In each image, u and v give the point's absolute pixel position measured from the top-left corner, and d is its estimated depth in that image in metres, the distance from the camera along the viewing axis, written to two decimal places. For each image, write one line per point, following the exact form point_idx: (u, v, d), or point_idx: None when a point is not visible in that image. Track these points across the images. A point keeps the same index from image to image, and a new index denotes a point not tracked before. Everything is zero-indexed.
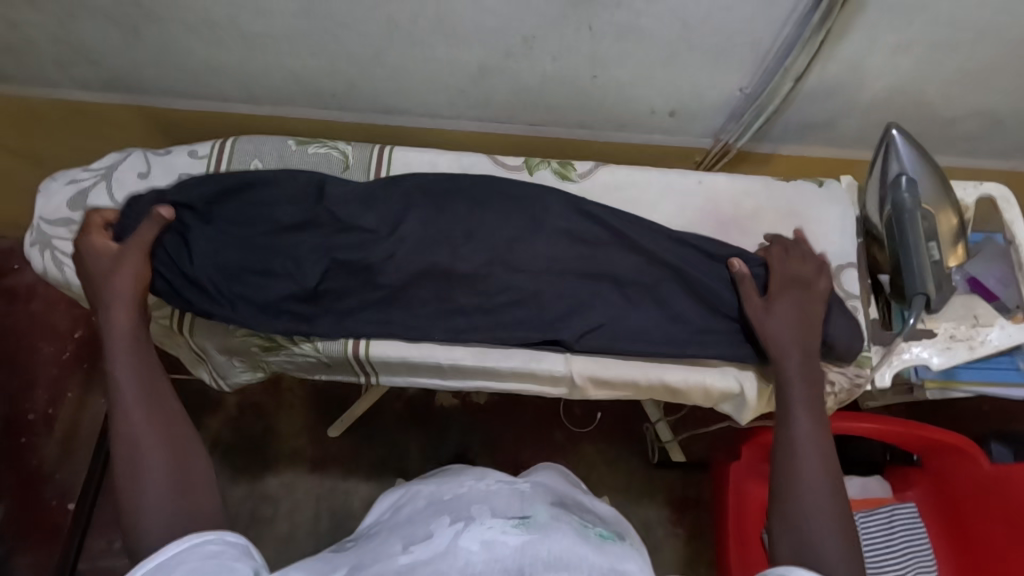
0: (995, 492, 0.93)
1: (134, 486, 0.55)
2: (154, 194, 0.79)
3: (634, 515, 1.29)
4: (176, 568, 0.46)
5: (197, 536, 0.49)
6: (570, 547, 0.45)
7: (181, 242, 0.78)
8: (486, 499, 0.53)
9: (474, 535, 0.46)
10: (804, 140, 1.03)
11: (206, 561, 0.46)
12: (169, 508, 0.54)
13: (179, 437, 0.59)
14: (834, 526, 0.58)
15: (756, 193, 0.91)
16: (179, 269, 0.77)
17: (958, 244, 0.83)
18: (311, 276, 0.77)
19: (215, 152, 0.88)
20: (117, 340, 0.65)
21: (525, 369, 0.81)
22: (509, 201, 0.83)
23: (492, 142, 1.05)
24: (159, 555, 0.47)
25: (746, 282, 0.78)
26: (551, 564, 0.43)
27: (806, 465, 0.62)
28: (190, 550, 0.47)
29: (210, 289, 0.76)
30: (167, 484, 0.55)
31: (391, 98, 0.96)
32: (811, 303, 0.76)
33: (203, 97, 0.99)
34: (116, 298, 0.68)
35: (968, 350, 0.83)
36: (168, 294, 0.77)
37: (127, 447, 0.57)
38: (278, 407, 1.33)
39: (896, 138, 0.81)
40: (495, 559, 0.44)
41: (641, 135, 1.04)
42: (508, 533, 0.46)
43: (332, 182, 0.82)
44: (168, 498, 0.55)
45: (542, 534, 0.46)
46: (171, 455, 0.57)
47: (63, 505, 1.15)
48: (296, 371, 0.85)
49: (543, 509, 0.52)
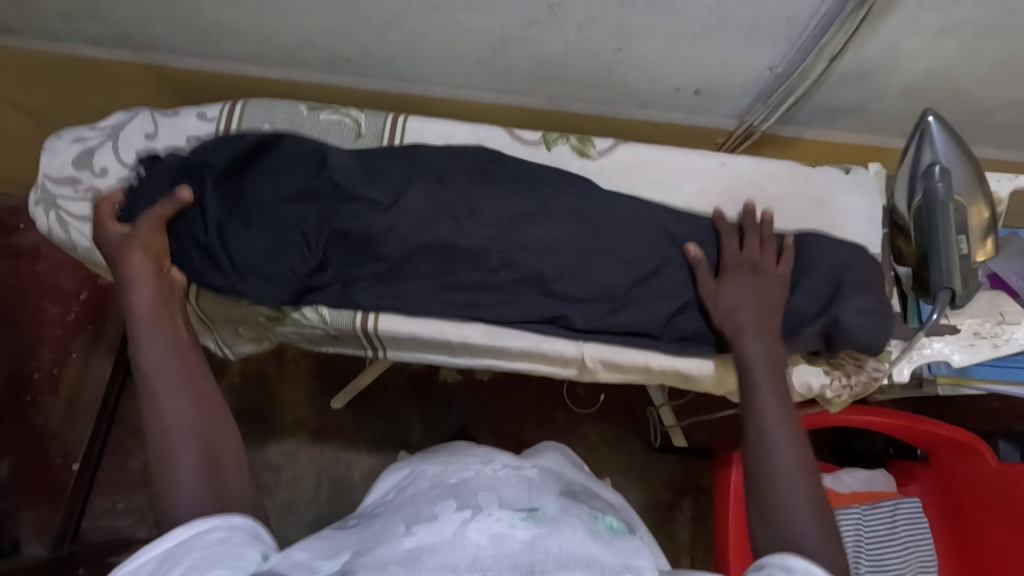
0: (999, 492, 0.91)
1: (164, 474, 0.53)
2: (174, 165, 0.77)
3: (634, 497, 1.29)
4: (183, 559, 0.44)
5: (203, 524, 0.48)
6: (581, 544, 0.44)
7: (199, 211, 0.76)
8: (493, 486, 0.52)
9: (483, 526, 0.45)
10: (831, 124, 1.00)
11: (211, 546, 0.45)
12: (202, 493, 0.52)
13: (207, 416, 0.57)
14: (808, 512, 0.53)
15: (779, 176, 0.88)
16: (195, 235, 0.75)
17: (988, 238, 0.80)
18: (317, 252, 0.76)
19: (224, 114, 0.86)
20: (142, 318, 0.63)
21: (533, 349, 0.79)
22: (526, 179, 0.81)
23: (508, 115, 1.02)
24: (162, 549, 0.46)
25: (700, 269, 0.76)
26: (563, 562, 0.41)
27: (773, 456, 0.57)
28: (194, 537, 0.46)
29: (228, 261, 0.74)
30: (199, 466, 0.53)
31: (407, 66, 0.93)
32: (763, 290, 0.74)
33: (214, 58, 0.96)
34: (141, 271, 0.66)
35: (991, 348, 0.81)
36: (186, 263, 0.74)
37: (156, 429, 0.55)
38: (282, 377, 1.32)
39: (932, 126, 0.78)
40: (504, 554, 0.42)
41: (663, 113, 1.00)
42: (517, 527, 0.45)
43: (334, 152, 0.80)
44: (199, 480, 0.52)
45: (552, 528, 0.45)
46: (201, 429, 0.56)
47: (67, 466, 1.17)
48: (301, 342, 0.84)
49: (551, 500, 0.50)
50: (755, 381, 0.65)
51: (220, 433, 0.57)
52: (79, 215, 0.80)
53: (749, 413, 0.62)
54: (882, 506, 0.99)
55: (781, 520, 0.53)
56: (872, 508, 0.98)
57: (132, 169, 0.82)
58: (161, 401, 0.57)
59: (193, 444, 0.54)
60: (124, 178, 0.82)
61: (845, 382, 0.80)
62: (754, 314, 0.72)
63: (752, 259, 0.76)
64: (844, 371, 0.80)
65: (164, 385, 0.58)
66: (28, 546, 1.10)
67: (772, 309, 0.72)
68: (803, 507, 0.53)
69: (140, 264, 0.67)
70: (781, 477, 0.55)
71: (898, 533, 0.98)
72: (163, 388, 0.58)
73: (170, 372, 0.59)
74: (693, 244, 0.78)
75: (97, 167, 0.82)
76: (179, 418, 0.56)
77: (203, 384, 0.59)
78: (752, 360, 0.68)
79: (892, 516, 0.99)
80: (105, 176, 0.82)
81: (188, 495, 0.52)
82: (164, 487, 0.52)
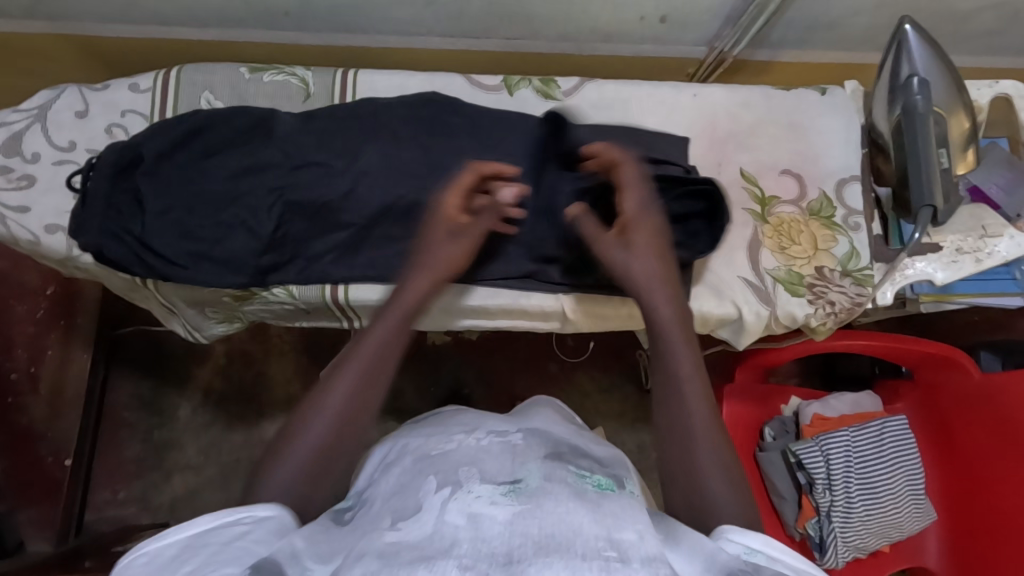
0: (982, 403, 0.92)
1: (296, 435, 0.55)
2: (112, 155, 0.72)
3: (629, 438, 1.30)
4: (207, 559, 0.43)
5: (227, 514, 0.46)
6: (561, 520, 0.42)
7: (137, 205, 0.71)
8: (475, 459, 0.51)
9: (461, 506, 0.44)
10: (804, 44, 0.96)
11: (233, 550, 0.44)
12: (298, 477, 0.53)
13: (353, 421, 0.57)
14: (721, 477, 0.54)
15: (754, 104, 0.85)
16: (131, 232, 0.70)
17: (969, 149, 0.78)
18: (266, 225, 0.71)
19: (159, 85, 0.79)
20: (394, 307, 0.63)
21: (514, 305, 0.77)
22: (490, 128, 0.77)
23: (468, 62, 0.97)
24: (190, 535, 0.45)
25: (585, 219, 0.69)
26: (542, 548, 0.40)
27: (690, 431, 0.56)
28: (220, 530, 0.45)
29: (170, 255, 0.70)
30: (315, 454, 0.54)
31: (353, 16, 0.87)
32: (651, 246, 0.66)
33: (144, 23, 0.88)
34: (422, 262, 0.66)
35: (975, 262, 0.80)
36: (133, 265, 0.71)
37: (314, 402, 0.57)
38: (267, 354, 1.30)
39: (909, 35, 0.74)
40: (482, 541, 0.41)
41: (629, 46, 0.95)
42: (496, 505, 0.44)
43: (282, 122, 0.75)
44: (300, 466, 0.54)
45: (533, 504, 0.44)
46: (338, 430, 0.56)
47: (59, 462, 1.14)
48: (273, 319, 0.81)
49: (534, 468, 0.49)
50: (674, 349, 0.60)
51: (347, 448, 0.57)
52: (16, 207, 0.74)
53: (668, 376, 0.59)
54: (870, 426, 0.99)
55: (693, 487, 0.54)
56: (860, 428, 0.99)
57: (68, 151, 0.77)
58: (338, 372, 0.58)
59: (329, 423, 0.56)
60: (59, 162, 0.76)
61: (830, 311, 0.77)
62: (660, 273, 0.65)
63: (637, 201, 0.67)
64: (827, 299, 0.77)
65: (344, 382, 0.58)
66: (33, 543, 1.09)
67: (671, 262, 0.67)
68: (719, 473, 0.54)
69: (438, 260, 0.67)
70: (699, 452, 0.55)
71: (885, 451, 0.98)
72: (342, 385, 0.57)
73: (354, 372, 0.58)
74: (603, 144, 0.70)
75: (28, 153, 0.76)
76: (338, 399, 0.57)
77: (371, 398, 0.58)
78: (670, 327, 0.62)
79: (880, 437, 0.98)
80: (38, 162, 0.76)
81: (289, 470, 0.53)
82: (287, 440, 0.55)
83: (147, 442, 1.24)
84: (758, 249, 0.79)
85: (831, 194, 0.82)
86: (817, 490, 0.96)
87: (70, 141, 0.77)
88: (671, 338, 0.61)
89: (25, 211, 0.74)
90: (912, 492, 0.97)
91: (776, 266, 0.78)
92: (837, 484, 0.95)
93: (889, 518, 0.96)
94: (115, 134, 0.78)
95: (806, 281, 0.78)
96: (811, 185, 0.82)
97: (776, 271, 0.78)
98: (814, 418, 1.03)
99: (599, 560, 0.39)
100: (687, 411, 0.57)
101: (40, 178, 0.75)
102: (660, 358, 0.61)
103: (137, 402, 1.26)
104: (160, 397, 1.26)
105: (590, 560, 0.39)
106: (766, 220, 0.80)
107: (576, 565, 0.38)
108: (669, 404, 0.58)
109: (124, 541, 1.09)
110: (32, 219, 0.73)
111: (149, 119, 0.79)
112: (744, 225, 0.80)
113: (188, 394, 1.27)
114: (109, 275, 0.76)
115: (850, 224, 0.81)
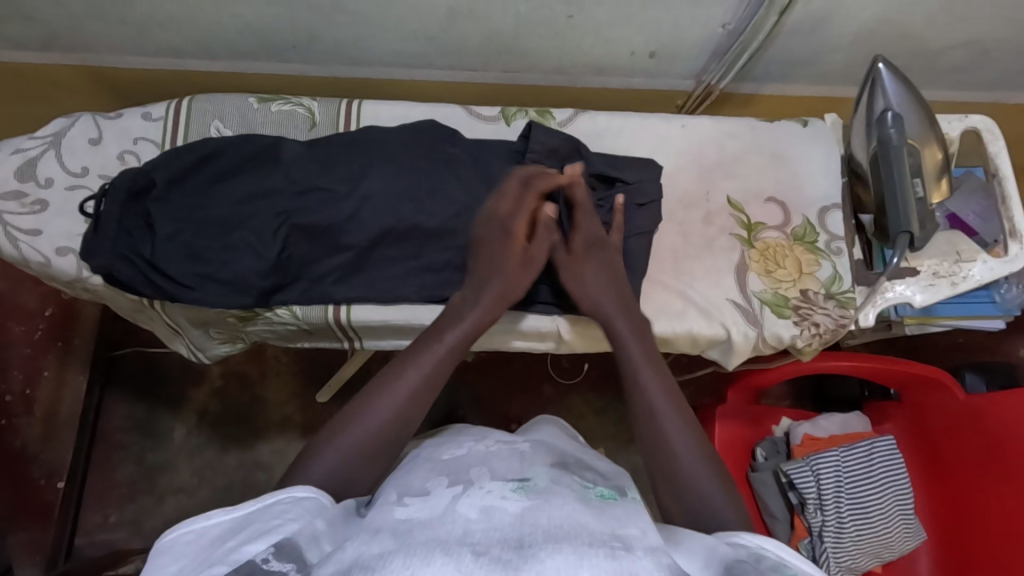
0: (968, 420, 0.95)
1: (347, 420, 0.59)
2: (124, 181, 0.75)
3: (623, 461, 1.31)
4: (247, 529, 0.45)
5: (268, 499, 0.48)
6: (570, 514, 0.44)
7: (148, 229, 0.74)
8: (485, 462, 0.54)
9: (473, 500, 0.46)
10: (786, 79, 1.01)
11: (270, 519, 0.46)
12: (346, 459, 0.56)
13: (404, 420, 0.60)
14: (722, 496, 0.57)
15: (739, 135, 0.89)
16: (141, 254, 0.73)
17: (943, 179, 0.82)
18: (272, 248, 0.74)
19: (171, 113, 0.83)
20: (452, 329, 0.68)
21: (510, 326, 0.79)
22: (487, 157, 0.81)
23: (466, 92, 1.01)
24: (234, 517, 0.46)
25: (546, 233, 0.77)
26: (551, 534, 0.42)
27: (661, 417, 0.62)
28: (264, 509, 0.47)
29: (179, 276, 0.72)
30: (363, 441, 0.57)
31: (357, 49, 0.91)
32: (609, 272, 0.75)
33: (154, 54, 0.92)
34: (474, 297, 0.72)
35: (951, 286, 0.83)
36: (141, 286, 0.73)
37: (368, 396, 0.61)
38: (264, 375, 1.31)
39: (882, 72, 0.79)
40: (493, 528, 0.43)
41: (621, 79, 1.00)
42: (507, 498, 0.46)
43: (289, 149, 0.78)
44: (347, 455, 0.56)
45: (542, 499, 0.46)
46: (391, 425, 0.59)
47: (52, 484, 1.14)
48: (275, 339, 0.83)
49: (542, 471, 0.52)
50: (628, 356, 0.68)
51: (394, 443, 0.59)
52: (28, 230, 0.76)
53: (626, 373, 0.67)
54: (858, 447, 1.01)
55: (696, 502, 0.57)
56: (849, 449, 1.01)
57: (80, 176, 0.79)
58: (403, 369, 0.63)
59: (388, 412, 0.59)
60: (71, 187, 0.79)
61: (815, 332, 0.80)
62: (610, 284, 0.74)
63: (589, 238, 0.77)
64: (812, 320, 0.80)
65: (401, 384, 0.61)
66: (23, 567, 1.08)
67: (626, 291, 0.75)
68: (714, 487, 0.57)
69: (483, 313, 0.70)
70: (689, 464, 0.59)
71: (874, 468, 1.00)
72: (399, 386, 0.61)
73: (422, 376, 0.63)
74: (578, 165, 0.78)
75: (41, 178, 0.78)
76: (402, 389, 0.61)
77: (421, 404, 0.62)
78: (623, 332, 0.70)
79: (868, 456, 1.00)
80: (51, 187, 0.78)
81: (342, 446, 0.57)
82: (348, 419, 0.59)
83: (141, 464, 1.24)
84: (744, 273, 0.82)
85: (814, 220, 0.86)
86: (808, 510, 0.98)
87: (83, 167, 0.80)
88: (626, 337, 0.70)
89: (37, 234, 0.76)
90: (900, 509, 0.99)
91: (762, 289, 0.81)
92: (827, 503, 0.97)
93: (878, 536, 0.97)
94: (126, 160, 0.81)
95: (792, 304, 0.81)
96: (795, 212, 0.86)
97: (763, 293, 0.81)
98: (804, 438, 1.05)
99: (605, 548, 0.41)
100: (649, 398, 0.64)
101: (53, 202, 0.78)
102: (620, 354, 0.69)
103: (132, 424, 1.26)
104: (156, 419, 1.27)
105: (597, 547, 0.41)
106: (752, 245, 0.84)
107: (584, 551, 0.40)
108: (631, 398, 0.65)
109: (115, 564, 1.08)
110: (44, 242, 0.76)
111: (160, 146, 0.82)
112: (731, 250, 0.84)
113: (184, 414, 1.28)
114: (117, 297, 0.78)
115: (832, 249, 0.84)
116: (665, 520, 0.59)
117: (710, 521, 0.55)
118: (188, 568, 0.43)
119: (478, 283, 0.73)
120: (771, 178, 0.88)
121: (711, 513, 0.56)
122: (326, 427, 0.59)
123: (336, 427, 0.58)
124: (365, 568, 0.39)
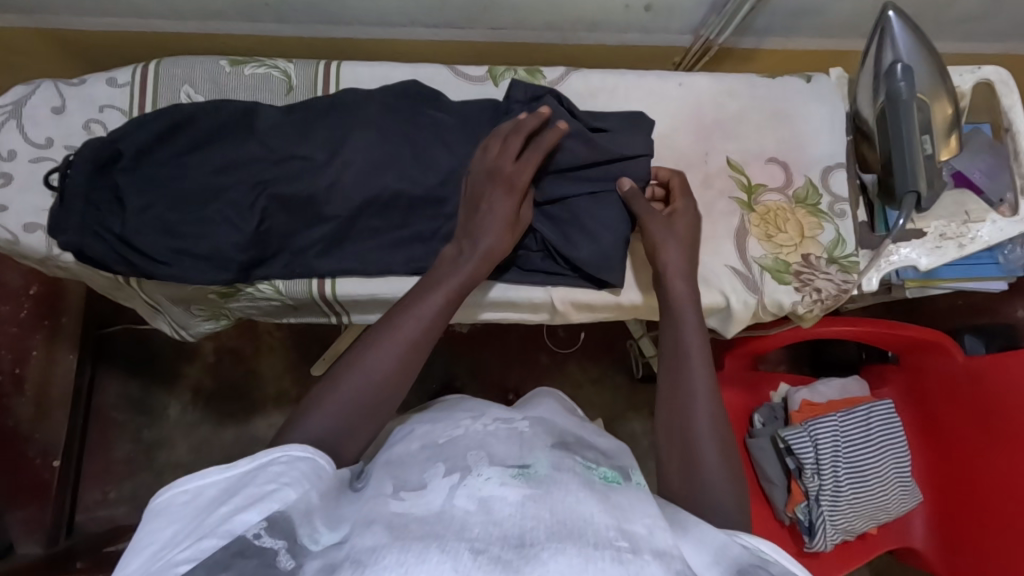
0: (966, 384, 0.94)
1: (337, 378, 0.57)
2: (90, 151, 0.71)
3: (621, 429, 1.31)
4: (240, 494, 0.43)
5: (263, 457, 0.46)
6: (573, 507, 0.43)
7: (117, 202, 0.70)
8: (482, 443, 0.52)
9: (470, 491, 0.44)
10: (789, 32, 0.96)
11: (263, 485, 0.43)
12: (337, 418, 0.55)
13: (395, 380, 0.58)
14: (722, 476, 0.58)
15: (739, 92, 0.85)
16: (111, 228, 0.69)
17: (953, 135, 0.78)
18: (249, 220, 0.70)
19: (137, 79, 0.78)
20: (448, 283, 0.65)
21: (503, 297, 0.77)
22: (473, 119, 0.77)
23: (452, 51, 0.96)
24: (229, 477, 0.45)
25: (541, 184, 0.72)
26: (554, 531, 0.40)
27: (687, 386, 0.63)
28: (258, 470, 0.45)
29: (153, 251, 0.69)
30: (353, 399, 0.56)
31: (334, 6, 0.85)
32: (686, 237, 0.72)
33: (118, 16, 0.86)
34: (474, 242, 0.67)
35: (958, 248, 0.80)
36: (114, 262, 0.69)
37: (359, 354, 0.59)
38: (256, 351, 1.29)
39: (892, 21, 0.74)
40: (494, 523, 0.41)
41: (615, 35, 0.95)
42: (507, 485, 0.44)
43: (264, 115, 0.74)
44: (336, 414, 0.55)
45: (542, 489, 0.44)
46: (382, 383, 0.58)
47: (47, 463, 1.12)
48: (260, 315, 0.81)
49: (543, 455, 0.50)
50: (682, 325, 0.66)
51: (385, 401, 0.58)
52: None
53: (669, 338, 0.67)
54: (857, 412, 1.00)
55: (699, 481, 0.58)
56: (847, 414, 1.00)
57: (44, 148, 0.75)
58: (395, 325, 0.61)
59: (378, 371, 0.58)
60: (35, 160, 0.75)
61: (817, 297, 0.78)
62: (680, 246, 0.71)
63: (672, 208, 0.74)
64: (814, 286, 0.78)
65: (394, 341, 0.59)
66: (23, 546, 1.08)
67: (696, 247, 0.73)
68: (716, 465, 0.59)
69: (468, 268, 0.66)
70: (698, 440, 0.60)
71: (873, 434, 0.99)
72: (391, 344, 0.59)
73: (415, 329, 0.61)
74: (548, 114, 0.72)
75: (3, 150, 0.74)
76: (395, 348, 0.59)
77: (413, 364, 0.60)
78: (681, 304, 0.68)
79: (867, 421, 0.99)
80: (14, 159, 0.74)
81: (333, 407, 0.55)
82: (337, 378, 0.58)
83: (137, 442, 1.23)
84: (745, 237, 0.79)
85: (816, 180, 0.83)
86: (806, 475, 0.97)
87: (47, 138, 0.76)
88: (683, 305, 0.68)
89: (3, 210, 0.72)
90: (899, 475, 0.98)
91: (762, 254, 0.79)
92: (825, 469, 0.96)
93: (877, 504, 0.97)
94: (93, 130, 0.76)
95: (793, 269, 0.78)
96: (797, 173, 0.83)
97: (763, 259, 0.78)
98: (803, 404, 1.03)
99: (611, 549, 0.39)
100: (692, 384, 0.63)
101: (17, 176, 0.74)
102: (672, 331, 0.67)
103: (125, 402, 1.25)
104: (148, 396, 1.25)
105: (602, 549, 0.39)
106: (752, 209, 0.81)
107: (589, 553, 0.38)
108: (673, 378, 0.63)
109: (115, 541, 1.08)
110: (10, 218, 0.72)
111: (127, 115, 0.77)
112: (731, 215, 0.80)
113: (177, 391, 1.26)
114: (91, 274, 0.75)
115: (835, 211, 0.81)
116: (661, 489, 0.60)
117: (707, 499, 0.57)
118: (182, 532, 0.42)
119: (473, 229, 0.68)
120: (773, 138, 0.84)
121: (709, 491, 0.57)
122: (315, 387, 0.58)
123: (324, 387, 0.57)
124: (356, 562, 0.38)
